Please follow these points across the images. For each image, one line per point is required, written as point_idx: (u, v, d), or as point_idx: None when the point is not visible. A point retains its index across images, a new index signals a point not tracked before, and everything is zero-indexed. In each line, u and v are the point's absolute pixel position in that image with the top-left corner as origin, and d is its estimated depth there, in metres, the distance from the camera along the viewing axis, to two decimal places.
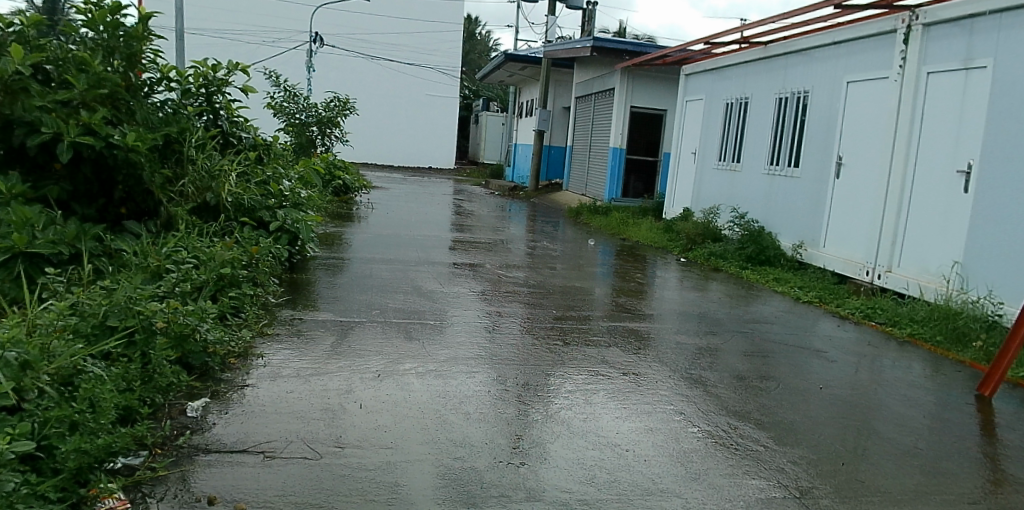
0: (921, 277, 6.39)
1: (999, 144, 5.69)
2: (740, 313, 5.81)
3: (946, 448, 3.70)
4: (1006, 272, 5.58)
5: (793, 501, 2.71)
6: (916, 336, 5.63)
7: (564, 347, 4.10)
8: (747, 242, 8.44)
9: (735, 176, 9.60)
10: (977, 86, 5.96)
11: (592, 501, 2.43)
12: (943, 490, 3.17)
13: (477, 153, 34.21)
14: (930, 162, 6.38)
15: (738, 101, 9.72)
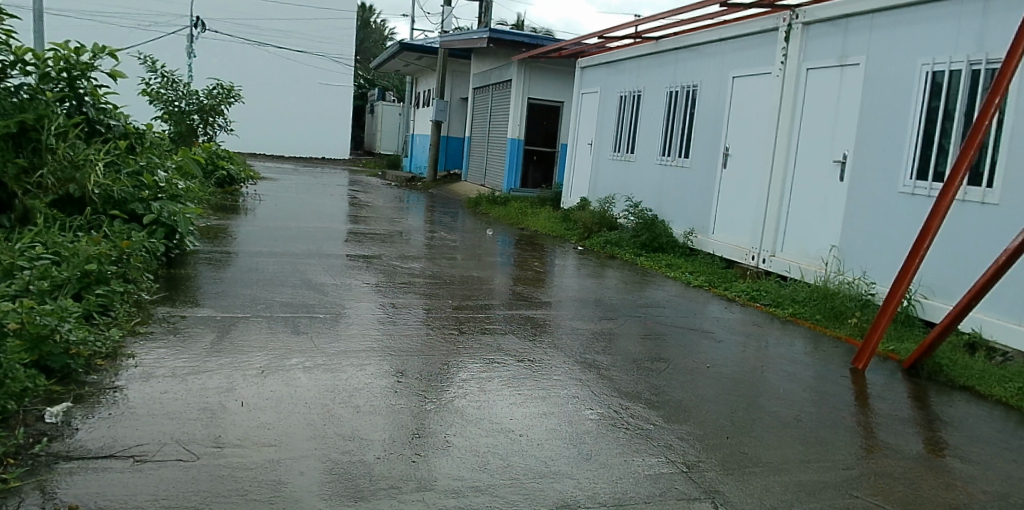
0: (801, 261, 6.78)
1: (871, 136, 6.10)
2: (634, 298, 5.96)
3: (824, 418, 3.94)
4: (876, 253, 5.99)
5: (681, 475, 2.83)
6: (797, 315, 5.96)
7: (459, 336, 4.07)
8: (641, 230, 8.66)
9: (629, 166, 9.85)
10: (851, 82, 6.37)
11: (484, 487, 2.42)
12: (820, 457, 3.38)
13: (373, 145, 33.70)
14: (809, 152, 6.77)
15: (631, 94, 9.98)
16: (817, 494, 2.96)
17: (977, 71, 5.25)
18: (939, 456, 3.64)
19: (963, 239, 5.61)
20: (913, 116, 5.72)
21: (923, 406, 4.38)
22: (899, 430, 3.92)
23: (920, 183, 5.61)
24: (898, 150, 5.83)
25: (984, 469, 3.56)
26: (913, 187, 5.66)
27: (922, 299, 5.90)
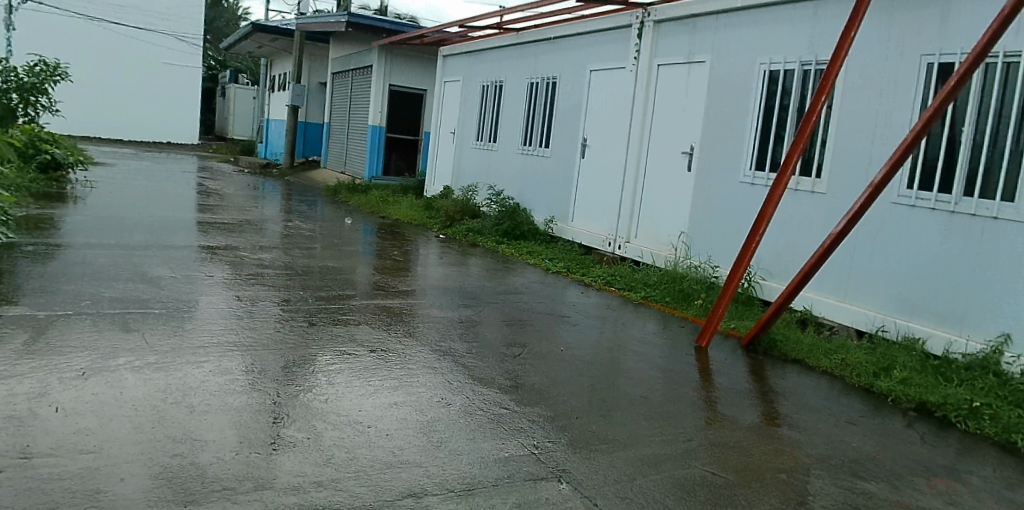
0: (653, 246, 7.11)
1: (715, 130, 6.49)
2: (495, 285, 6.03)
3: (670, 394, 4.17)
4: (718, 239, 6.38)
5: (530, 457, 2.90)
6: (648, 298, 6.27)
7: (310, 328, 3.95)
8: (502, 218, 8.78)
9: (492, 155, 9.93)
10: (698, 79, 6.73)
11: (327, 481, 2.36)
12: (664, 432, 3.57)
13: (225, 129, 32.03)
14: (660, 143, 7.11)
15: (493, 84, 10.04)
16: (659, 466, 3.14)
17: (808, 71, 5.71)
18: (770, 425, 3.96)
19: (795, 225, 6.09)
20: (752, 111, 6.14)
21: (759, 379, 4.73)
22: (738, 402, 4.22)
23: (758, 173, 6.03)
24: (739, 142, 6.23)
25: (810, 434, 3.90)
26: (753, 177, 6.08)
27: (761, 280, 6.36)
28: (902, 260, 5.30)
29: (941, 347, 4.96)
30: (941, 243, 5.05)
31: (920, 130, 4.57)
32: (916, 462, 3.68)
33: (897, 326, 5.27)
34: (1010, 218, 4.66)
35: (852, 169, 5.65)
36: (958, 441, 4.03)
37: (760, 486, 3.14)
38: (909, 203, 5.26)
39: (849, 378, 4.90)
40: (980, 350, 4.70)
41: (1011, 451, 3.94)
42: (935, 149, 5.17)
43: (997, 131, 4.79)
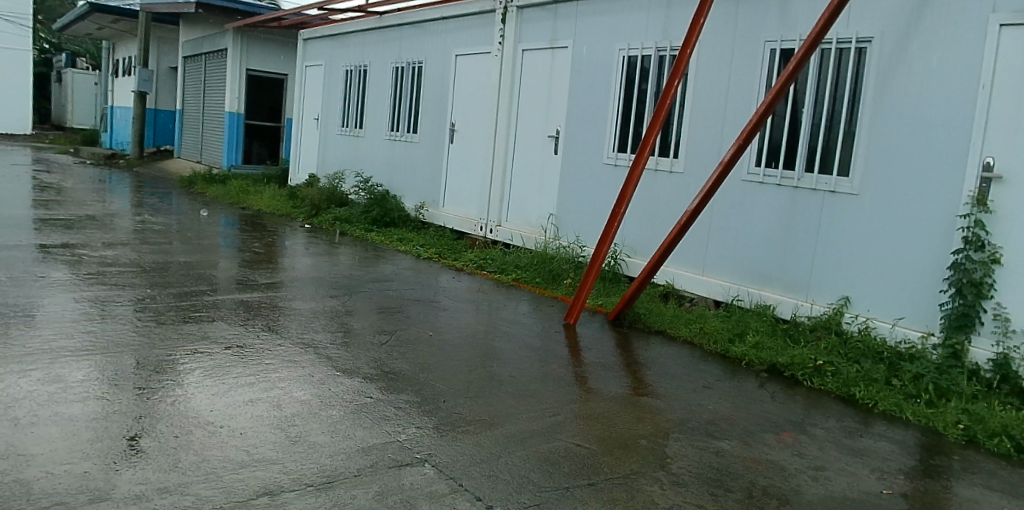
0: (523, 229, 7.23)
1: (578, 114, 6.67)
2: (363, 274, 5.93)
3: (539, 371, 4.28)
4: (584, 219, 6.58)
5: (395, 445, 2.90)
6: (519, 280, 6.38)
7: (158, 328, 3.73)
8: (372, 205, 8.65)
9: (360, 141, 9.72)
10: (560, 64, 6.87)
11: (172, 487, 2.25)
12: (532, 409, 3.66)
13: (63, 119, 29.48)
14: (526, 127, 7.22)
15: (358, 68, 9.81)
16: (525, 442, 3.22)
17: (663, 57, 5.96)
18: (634, 394, 4.14)
19: (655, 203, 6.37)
20: (613, 95, 6.34)
21: (624, 351, 4.94)
22: (604, 375, 4.38)
23: (620, 155, 6.26)
24: (602, 125, 6.44)
25: (670, 400, 4.12)
26: (615, 159, 6.30)
27: (626, 257, 6.60)
28: (752, 233, 5.66)
29: (789, 312, 5.37)
30: (787, 217, 5.44)
31: (764, 111, 4.87)
32: (766, 419, 3.97)
33: (750, 295, 5.64)
34: (845, 191, 5.08)
35: (705, 150, 5.98)
36: (803, 397, 4.38)
37: (623, 453, 3.29)
38: (758, 180, 5.62)
39: (707, 345, 5.20)
40: (822, 313, 5.12)
41: (849, 402, 4.33)
42: (778, 130, 5.55)
43: (832, 111, 5.20)
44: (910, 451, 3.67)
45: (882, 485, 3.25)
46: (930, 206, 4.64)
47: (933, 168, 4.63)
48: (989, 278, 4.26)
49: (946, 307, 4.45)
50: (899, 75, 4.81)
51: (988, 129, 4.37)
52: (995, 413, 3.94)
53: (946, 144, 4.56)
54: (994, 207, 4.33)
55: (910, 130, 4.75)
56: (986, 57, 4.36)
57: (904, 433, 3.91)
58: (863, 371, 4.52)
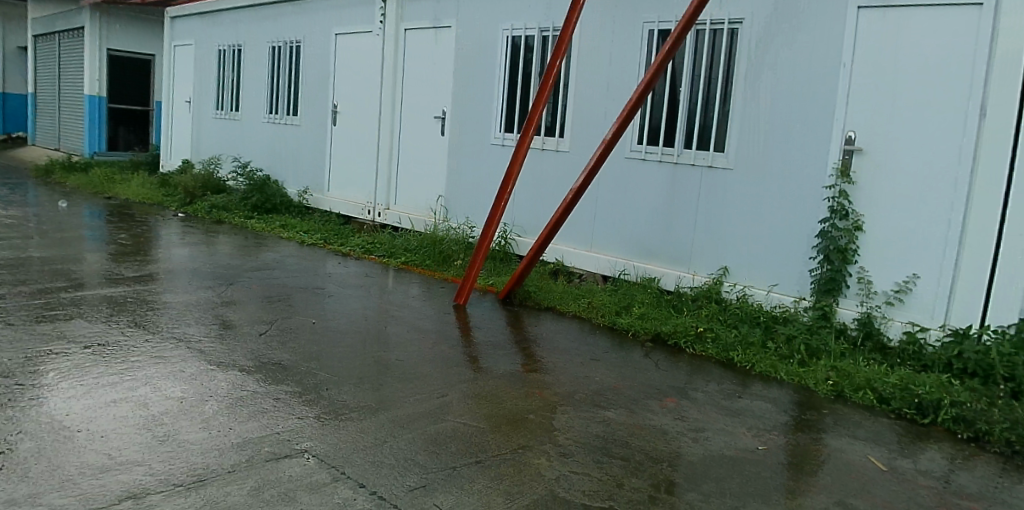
0: (411, 211, 7.16)
1: (464, 94, 6.64)
2: (243, 262, 5.72)
3: (427, 353, 4.27)
4: (474, 199, 6.58)
5: (273, 437, 2.84)
6: (408, 263, 6.32)
7: (7, 330, 3.46)
8: (251, 191, 8.33)
9: (238, 125, 9.30)
10: (444, 44, 6.81)
11: (23, 497, 2.12)
12: (420, 391, 3.65)
13: None
14: (411, 109, 7.13)
15: (232, 48, 9.36)
16: (412, 425, 3.22)
17: (547, 37, 6.01)
18: (523, 370, 4.21)
19: (543, 182, 6.44)
20: (499, 75, 6.35)
21: (514, 329, 5.00)
22: (493, 353, 4.42)
23: (508, 135, 6.29)
24: (488, 105, 6.44)
25: (559, 374, 4.21)
26: (503, 139, 6.32)
27: (516, 237, 6.63)
28: (637, 209, 5.82)
29: (673, 283, 5.58)
30: (669, 192, 5.63)
31: (644, 88, 4.99)
32: (650, 386, 4.12)
33: (636, 269, 5.80)
34: (722, 166, 5.32)
35: (590, 129, 6.10)
36: (686, 363, 4.58)
37: (512, 429, 3.34)
38: (640, 157, 5.78)
39: (595, 318, 5.32)
40: (703, 283, 5.35)
41: (728, 366, 4.56)
42: (658, 108, 5.73)
43: (708, 91, 5.45)
44: (783, 408, 3.91)
45: (757, 442, 3.45)
46: (799, 180, 4.93)
47: (800, 144, 4.92)
48: (853, 244, 4.62)
49: (815, 272, 4.79)
50: (769, 55, 5.05)
51: (848, 105, 4.68)
52: (860, 368, 4.26)
53: (811, 120, 4.85)
54: (855, 178, 4.66)
55: (780, 107, 5.01)
56: (845, 39, 4.66)
57: (778, 391, 4.16)
58: (741, 335, 4.77)
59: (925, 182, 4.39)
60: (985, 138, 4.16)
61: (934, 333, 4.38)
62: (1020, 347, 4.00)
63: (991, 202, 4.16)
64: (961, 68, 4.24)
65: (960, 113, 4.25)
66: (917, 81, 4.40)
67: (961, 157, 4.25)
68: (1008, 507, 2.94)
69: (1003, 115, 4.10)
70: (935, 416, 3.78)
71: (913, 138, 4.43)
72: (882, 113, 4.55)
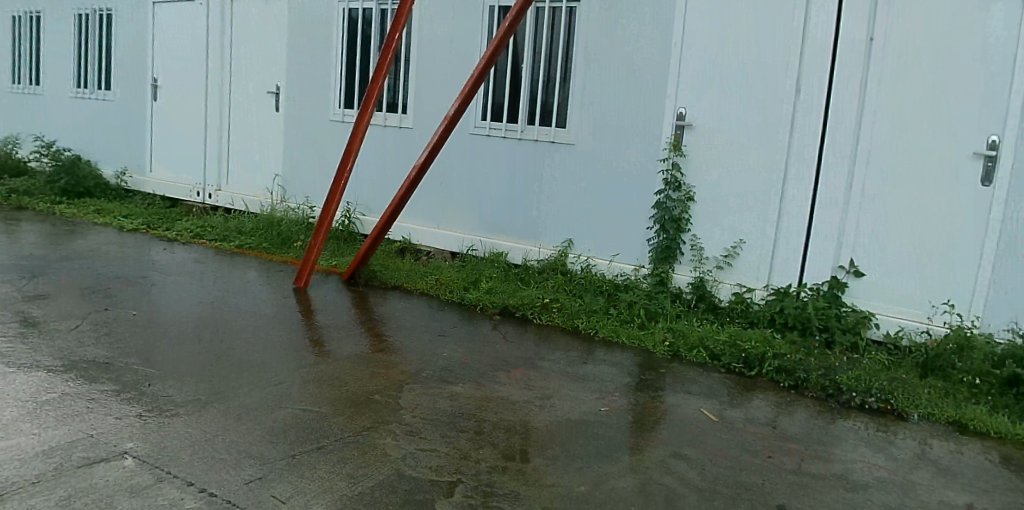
0: (245, 192, 6.80)
1: (298, 69, 6.36)
2: (50, 252, 5.19)
3: (265, 339, 4.09)
4: (315, 178, 6.34)
5: (87, 441, 2.63)
6: (243, 246, 6.00)
7: None
8: (59, 174, 7.54)
9: (40, 100, 8.37)
10: (274, 15, 6.46)
11: None
12: (256, 379, 3.50)
13: None
14: (241, 84, 6.73)
15: (29, 14, 8.38)
16: (247, 416, 3.07)
17: (385, 10, 5.88)
18: (370, 350, 4.13)
19: (387, 159, 6.31)
20: (336, 49, 6.12)
21: (359, 309, 4.89)
22: (338, 335, 4.30)
23: (348, 111, 6.10)
24: (326, 80, 6.20)
25: (407, 351, 4.18)
26: (342, 115, 6.12)
27: (360, 216, 6.45)
28: (483, 185, 5.84)
29: (520, 257, 5.65)
30: (514, 167, 5.69)
31: (487, 62, 4.97)
32: (498, 358, 4.18)
33: (483, 244, 5.82)
34: (564, 141, 5.45)
35: (433, 105, 6.04)
36: (533, 332, 4.68)
37: (356, 411, 3.27)
38: (484, 133, 5.79)
39: (443, 295, 5.29)
40: (549, 256, 5.47)
41: (574, 333, 4.71)
42: (501, 85, 5.77)
43: (548, 70, 5.56)
44: (625, 370, 4.11)
45: (600, 404, 3.61)
46: (636, 154, 5.16)
47: (637, 119, 5.14)
48: (685, 214, 4.93)
49: (653, 241, 5.05)
50: (605, 33, 5.22)
51: (680, 83, 4.95)
52: (694, 329, 4.54)
53: (646, 97, 5.09)
54: (687, 151, 4.96)
55: (616, 84, 5.21)
56: (674, 20, 4.93)
57: (620, 355, 4.36)
58: (586, 304, 4.94)
59: (747, 154, 4.75)
60: (799, 113, 4.56)
61: (759, 293, 4.74)
62: (832, 301, 4.44)
63: (805, 171, 4.57)
64: (777, 48, 4.60)
65: (777, 91, 4.62)
66: (738, 60, 4.74)
67: (778, 131, 4.62)
68: (821, 445, 3.29)
69: (814, 92, 4.50)
70: (760, 368, 4.11)
71: (737, 113, 4.77)
72: (710, 90, 4.85)
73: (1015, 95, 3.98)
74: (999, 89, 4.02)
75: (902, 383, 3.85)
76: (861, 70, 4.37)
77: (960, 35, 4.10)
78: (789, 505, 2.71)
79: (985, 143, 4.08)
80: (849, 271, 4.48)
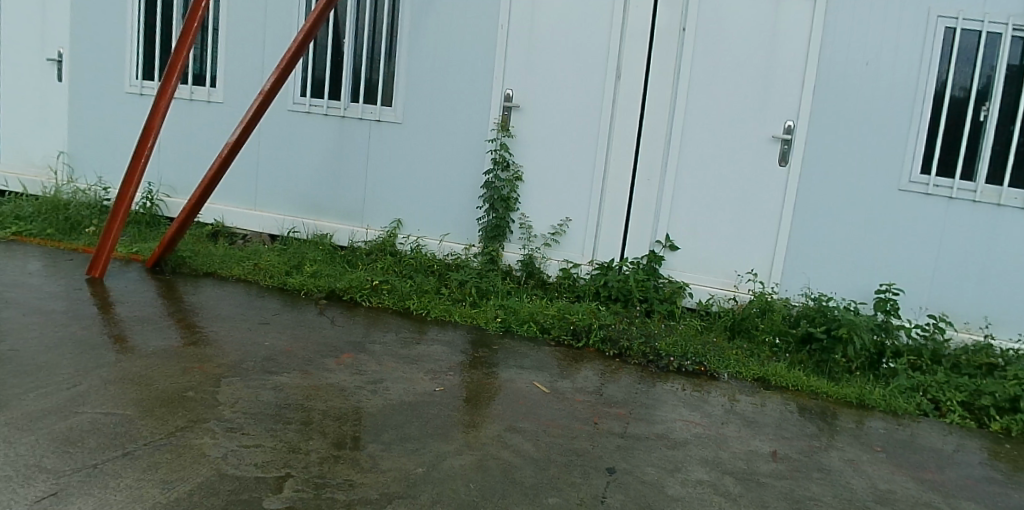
0: (22, 171, 5.95)
1: (86, 34, 5.65)
2: None
3: (54, 337, 3.60)
4: (110, 157, 5.70)
5: None
6: (21, 233, 5.24)
7: None
8: None
9: None
10: None
11: None
12: (43, 383, 3.07)
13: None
14: (12, 47, 5.86)
15: None
16: (33, 425, 2.68)
17: None
18: (181, 343, 3.78)
19: (195, 136, 5.79)
20: (132, 13, 5.52)
21: (167, 298, 4.45)
22: (142, 329, 3.88)
23: (148, 83, 5.55)
24: (120, 47, 5.57)
25: (223, 342, 3.87)
26: (141, 86, 5.55)
27: (164, 198, 5.87)
28: (304, 165, 5.52)
29: (346, 239, 5.44)
30: (337, 146, 5.44)
31: (307, 36, 4.67)
32: (324, 344, 3.99)
33: (305, 226, 5.52)
34: (389, 120, 5.29)
35: (247, 79, 5.62)
36: (362, 316, 4.53)
37: (168, 411, 2.98)
38: (304, 110, 5.46)
39: (262, 280, 4.94)
40: (377, 237, 5.31)
41: (405, 315, 4.61)
42: (321, 59, 5.47)
43: (372, 46, 5.36)
44: (458, 349, 4.10)
45: (434, 384, 3.57)
46: (466, 134, 5.13)
47: (466, 100, 5.10)
48: (514, 193, 4.98)
49: (482, 221, 5.05)
50: (432, 12, 5.12)
51: (508, 65, 4.98)
52: (524, 305, 4.61)
53: (475, 78, 5.06)
54: (514, 132, 5.01)
55: (445, 64, 5.12)
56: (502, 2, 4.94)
57: (453, 334, 4.33)
58: (416, 284, 4.84)
59: (571, 135, 4.89)
60: (618, 97, 4.77)
61: (585, 268, 4.92)
62: (650, 273, 4.68)
63: (626, 151, 4.78)
64: (599, 32, 4.76)
65: (599, 74, 4.79)
66: (563, 44, 4.85)
67: (602, 112, 4.80)
68: (644, 408, 3.48)
69: (633, 76, 4.72)
70: (588, 339, 4.26)
71: (562, 95, 4.89)
72: (537, 72, 4.93)
73: (807, 85, 4.46)
74: (794, 80, 4.48)
75: (713, 347, 4.17)
76: (676, 56, 4.65)
77: (760, 28, 4.51)
78: (618, 467, 2.84)
79: (781, 128, 4.53)
80: (665, 244, 4.76)
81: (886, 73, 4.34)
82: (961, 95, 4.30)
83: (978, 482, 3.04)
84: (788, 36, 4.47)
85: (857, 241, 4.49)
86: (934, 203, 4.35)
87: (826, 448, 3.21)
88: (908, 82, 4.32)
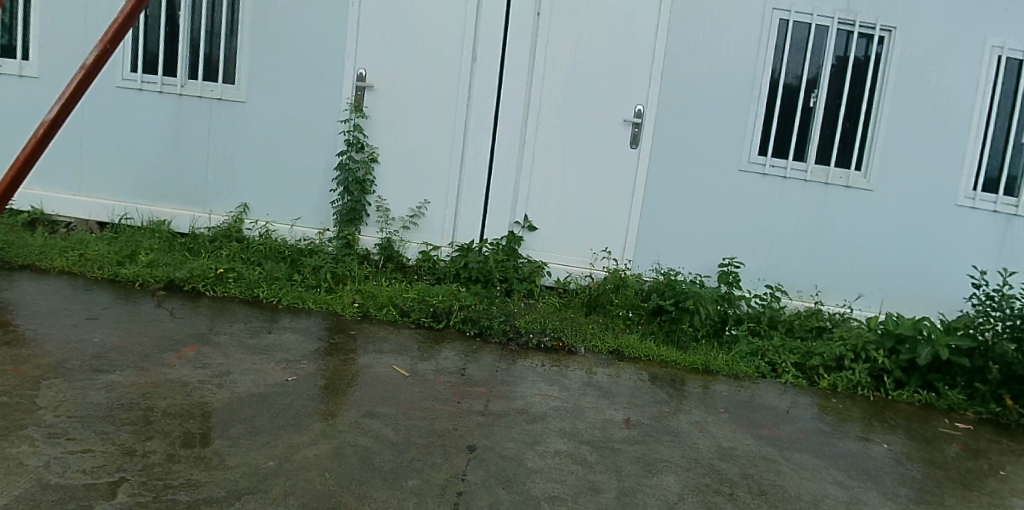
0: None
1: None
2: None
3: None
4: None
5: None
6: None
7: None
8: None
9: None
10: None
11: None
12: None
13: None
14: None
15: None
16: None
17: None
18: None
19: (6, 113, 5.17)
20: None
21: None
22: None
23: None
24: None
25: (44, 340, 3.48)
26: None
27: None
28: (138, 147, 5.09)
29: (187, 225, 5.08)
30: (176, 127, 5.05)
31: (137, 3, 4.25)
32: (164, 338, 3.70)
33: (141, 213, 5.10)
34: (232, 98, 4.98)
35: (67, 52, 5.09)
36: (207, 306, 4.24)
37: None
38: (136, 87, 5.02)
39: (91, 272, 4.50)
40: (222, 223, 5.00)
41: (255, 303, 4.37)
42: (155, 32, 5.03)
43: (212, 20, 5.00)
44: (313, 337, 3.93)
45: (286, 374, 3.40)
46: (320, 115, 4.92)
47: (319, 80, 4.89)
48: (370, 176, 4.84)
49: (336, 204, 4.87)
50: None
51: (361, 44, 4.82)
52: (384, 289, 4.52)
53: (328, 57, 4.86)
54: (369, 113, 4.86)
55: (297, 43, 4.88)
56: None
57: (307, 321, 4.16)
58: (266, 272, 4.60)
59: (428, 116, 4.82)
60: (475, 79, 4.75)
61: (444, 250, 4.89)
62: (510, 254, 4.71)
63: (484, 132, 4.78)
64: (454, 12, 4.72)
65: (455, 54, 4.75)
66: (418, 23, 4.77)
67: (458, 92, 4.77)
68: (505, 385, 3.50)
69: (489, 58, 4.72)
70: (448, 320, 4.23)
71: (418, 75, 4.80)
72: (392, 52, 4.81)
73: (655, 70, 4.64)
74: (643, 66, 4.66)
75: (571, 323, 4.28)
76: (531, 40, 4.70)
77: (611, 15, 4.64)
78: (479, 444, 2.84)
79: (632, 112, 4.69)
80: (524, 225, 4.83)
81: (725, 60, 4.61)
82: (795, 83, 4.65)
83: (808, 434, 3.31)
84: (639, 21, 4.63)
85: (701, 218, 4.75)
86: (769, 182, 4.69)
87: (676, 412, 3.37)
88: (744, 69, 4.61)
